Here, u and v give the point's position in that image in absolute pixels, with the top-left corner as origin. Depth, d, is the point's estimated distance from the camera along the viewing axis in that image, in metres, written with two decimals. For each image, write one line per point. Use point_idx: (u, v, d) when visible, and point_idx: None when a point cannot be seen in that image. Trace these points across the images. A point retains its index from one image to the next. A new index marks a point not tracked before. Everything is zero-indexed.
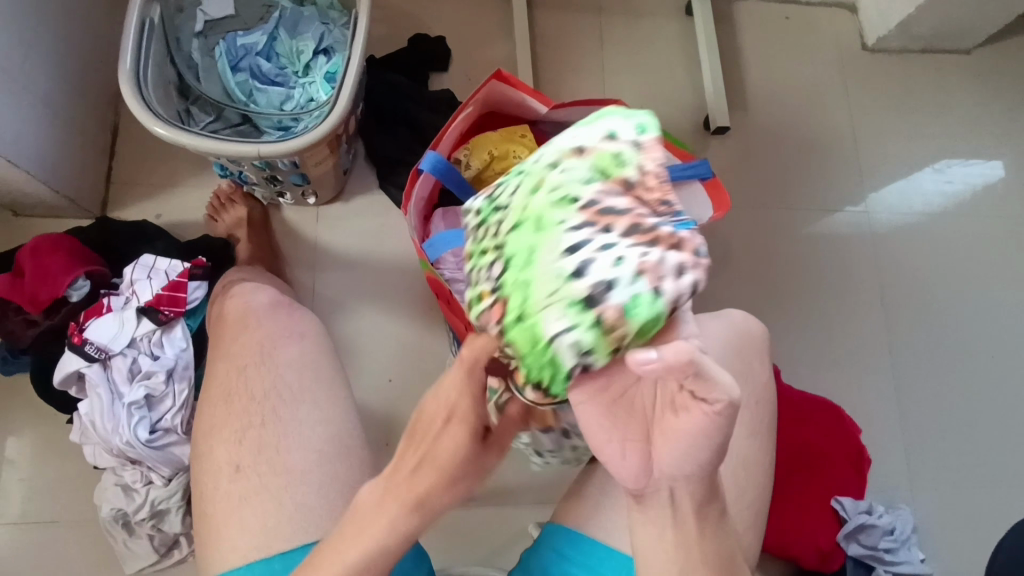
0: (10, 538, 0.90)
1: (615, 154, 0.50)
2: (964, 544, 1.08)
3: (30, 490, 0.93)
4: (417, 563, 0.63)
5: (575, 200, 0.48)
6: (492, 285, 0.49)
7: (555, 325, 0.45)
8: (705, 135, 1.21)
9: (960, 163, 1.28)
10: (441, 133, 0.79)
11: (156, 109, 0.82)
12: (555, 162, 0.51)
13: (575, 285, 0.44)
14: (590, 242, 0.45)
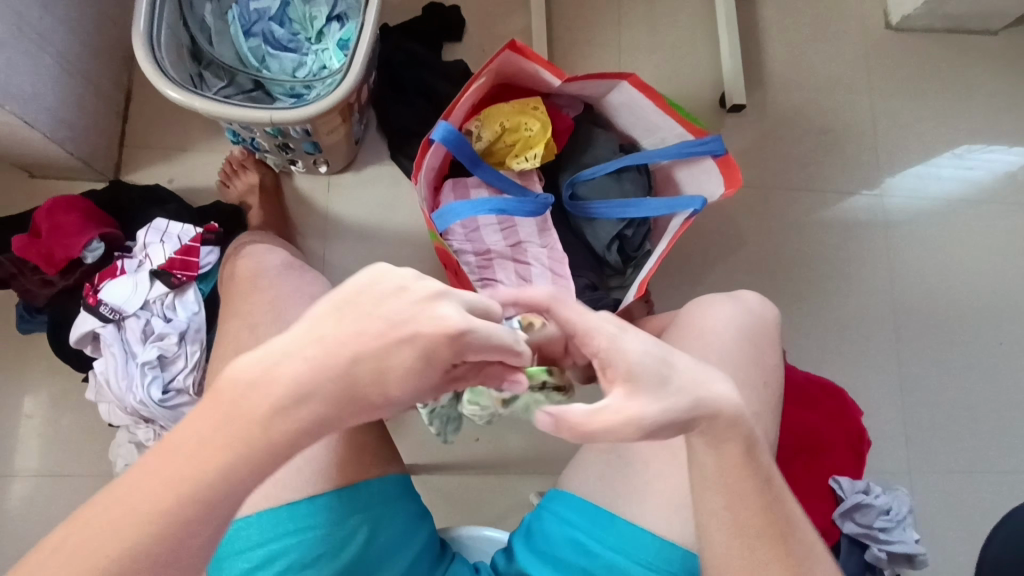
0: (26, 488, 0.94)
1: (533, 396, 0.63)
2: (959, 529, 1.10)
3: (45, 443, 0.96)
4: (417, 526, 0.65)
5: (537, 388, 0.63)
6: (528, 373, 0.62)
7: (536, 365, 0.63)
8: (720, 113, 1.20)
9: (981, 149, 1.26)
10: (453, 104, 0.78)
11: (169, 71, 0.82)
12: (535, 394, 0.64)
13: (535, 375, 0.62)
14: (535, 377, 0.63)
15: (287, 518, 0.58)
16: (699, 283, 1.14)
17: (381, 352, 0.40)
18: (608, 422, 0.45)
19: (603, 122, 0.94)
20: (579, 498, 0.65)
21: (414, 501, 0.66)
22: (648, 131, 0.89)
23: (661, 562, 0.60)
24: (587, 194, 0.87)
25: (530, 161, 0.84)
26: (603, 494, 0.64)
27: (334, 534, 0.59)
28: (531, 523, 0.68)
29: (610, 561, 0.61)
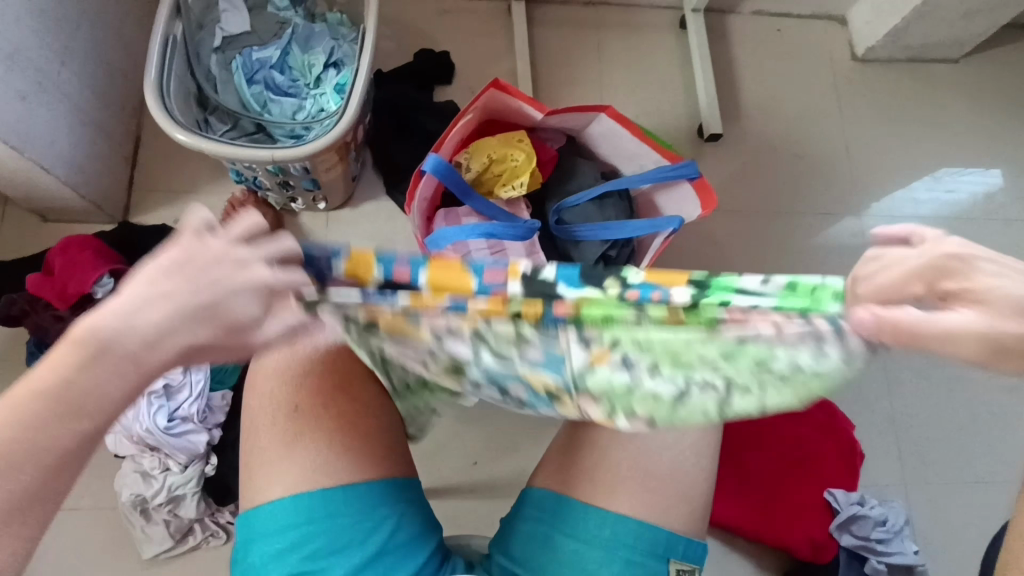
0: None
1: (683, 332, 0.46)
2: (959, 540, 1.10)
3: None
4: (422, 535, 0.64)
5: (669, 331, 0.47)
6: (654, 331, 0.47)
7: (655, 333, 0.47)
8: (700, 142, 1.26)
9: (959, 172, 1.32)
10: (442, 138, 0.83)
11: (177, 117, 0.88)
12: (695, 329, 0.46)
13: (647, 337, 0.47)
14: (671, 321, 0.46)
15: (316, 503, 0.59)
16: None
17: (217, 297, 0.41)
18: (888, 274, 0.42)
19: (586, 152, 0.99)
20: (543, 495, 0.64)
21: (420, 504, 0.65)
22: (628, 159, 0.94)
23: (637, 543, 0.60)
24: (574, 220, 0.92)
25: (517, 189, 0.89)
26: (560, 485, 0.64)
27: (364, 523, 0.60)
28: (501, 530, 0.67)
29: (583, 550, 0.60)
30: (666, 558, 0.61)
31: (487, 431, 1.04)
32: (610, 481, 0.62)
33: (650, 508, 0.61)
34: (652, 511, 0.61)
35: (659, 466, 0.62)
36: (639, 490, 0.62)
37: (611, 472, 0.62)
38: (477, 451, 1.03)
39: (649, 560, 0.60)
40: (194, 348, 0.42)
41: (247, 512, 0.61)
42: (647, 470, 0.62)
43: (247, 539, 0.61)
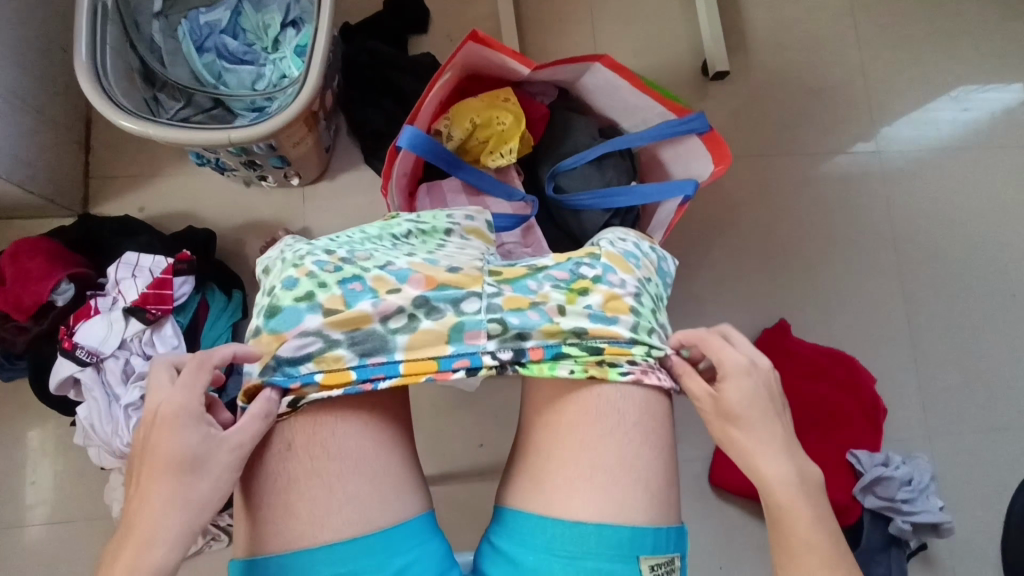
0: (45, 534, 0.96)
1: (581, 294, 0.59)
2: (983, 489, 1.07)
3: (55, 487, 0.97)
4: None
5: (575, 308, 0.58)
6: (567, 327, 0.57)
7: (567, 320, 0.57)
8: (704, 82, 1.15)
9: (978, 89, 1.20)
10: (417, 105, 0.74)
11: (121, 101, 0.78)
12: (591, 306, 0.58)
13: (560, 320, 0.57)
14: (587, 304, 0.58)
15: (323, 564, 0.50)
16: (697, 260, 1.10)
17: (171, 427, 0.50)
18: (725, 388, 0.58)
19: (580, 106, 0.89)
20: (510, 514, 0.57)
21: (443, 542, 0.57)
22: (628, 112, 0.84)
23: (601, 549, 0.53)
24: (570, 185, 0.83)
25: (506, 157, 0.80)
26: (519, 498, 0.57)
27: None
28: (477, 561, 0.58)
29: (547, 565, 0.53)
30: (636, 557, 0.53)
31: (492, 411, 0.99)
32: (560, 484, 0.55)
33: (608, 507, 0.54)
34: (613, 512, 0.54)
35: (603, 457, 0.55)
36: (590, 488, 0.54)
37: (555, 473, 0.55)
38: (482, 433, 0.99)
39: (619, 565, 0.53)
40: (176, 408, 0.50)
41: (243, 562, 0.51)
42: (591, 465, 0.55)
43: None
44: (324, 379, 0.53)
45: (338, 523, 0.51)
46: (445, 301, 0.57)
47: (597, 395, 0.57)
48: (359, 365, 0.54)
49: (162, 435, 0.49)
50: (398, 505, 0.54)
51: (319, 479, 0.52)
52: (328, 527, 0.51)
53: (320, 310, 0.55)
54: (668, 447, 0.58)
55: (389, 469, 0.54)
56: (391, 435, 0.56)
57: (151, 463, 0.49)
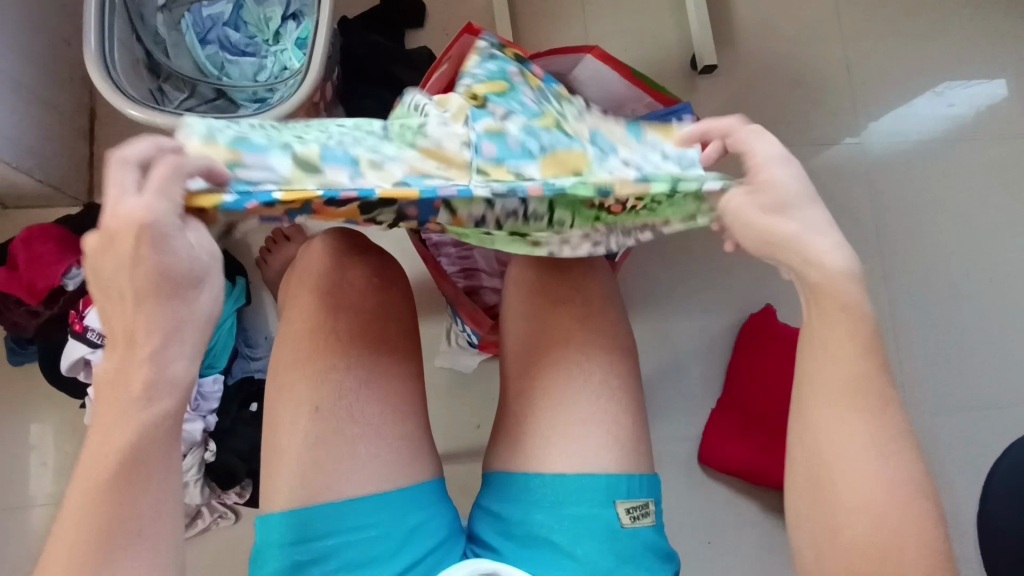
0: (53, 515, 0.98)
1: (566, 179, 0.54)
2: (960, 467, 1.11)
3: (64, 470, 1.00)
4: (447, 538, 0.58)
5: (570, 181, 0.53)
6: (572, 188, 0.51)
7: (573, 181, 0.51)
8: (693, 76, 1.18)
9: (960, 84, 1.24)
10: (414, 94, 0.79)
11: (128, 91, 0.81)
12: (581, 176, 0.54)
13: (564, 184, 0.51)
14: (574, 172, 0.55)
15: (343, 519, 0.53)
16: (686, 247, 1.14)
17: (145, 248, 0.45)
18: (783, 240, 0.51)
19: None
20: (495, 478, 0.60)
21: (451, 507, 0.60)
22: (619, 103, 0.88)
23: (577, 495, 0.56)
24: None
25: None
26: (500, 460, 0.60)
27: (394, 533, 0.54)
28: (472, 525, 0.61)
29: (532, 517, 0.56)
30: (613, 502, 0.56)
31: (489, 394, 1.03)
32: (537, 441, 0.58)
33: (581, 457, 0.57)
34: (587, 462, 0.57)
35: (574, 412, 0.58)
36: (565, 442, 0.57)
37: (529, 432, 0.59)
38: (479, 415, 1.02)
39: (599, 510, 0.56)
40: (140, 224, 0.44)
41: (281, 514, 0.53)
42: (564, 419, 0.58)
43: (263, 547, 0.54)
44: (285, 196, 0.46)
45: (355, 485, 0.54)
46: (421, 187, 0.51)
47: (563, 355, 0.60)
48: (328, 188, 0.47)
49: (140, 250, 0.45)
50: (407, 472, 0.57)
51: (336, 441, 0.55)
52: (346, 490, 0.54)
53: (291, 155, 0.49)
54: (636, 400, 0.61)
55: (401, 433, 0.58)
56: (403, 402, 0.59)
57: (137, 288, 0.46)
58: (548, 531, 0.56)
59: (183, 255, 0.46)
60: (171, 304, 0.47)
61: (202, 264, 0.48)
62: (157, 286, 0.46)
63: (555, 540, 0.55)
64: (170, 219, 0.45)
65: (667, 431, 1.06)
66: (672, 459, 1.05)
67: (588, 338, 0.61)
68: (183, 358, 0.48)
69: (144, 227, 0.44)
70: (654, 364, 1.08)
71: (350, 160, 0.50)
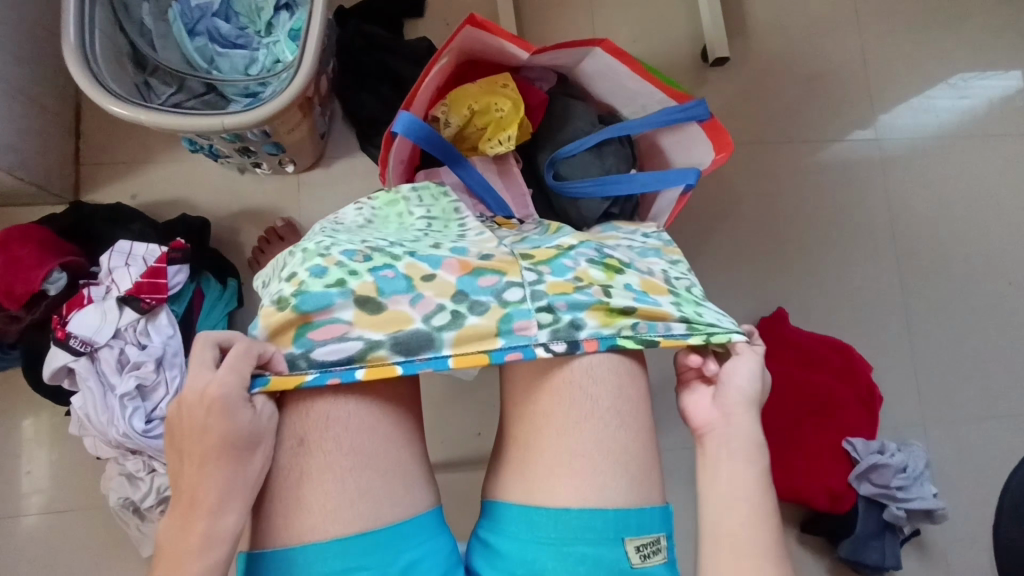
0: (39, 523, 0.95)
1: (613, 292, 0.60)
2: (976, 477, 1.08)
3: (50, 477, 0.97)
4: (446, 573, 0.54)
5: (618, 308, 0.59)
6: (621, 317, 0.58)
7: (625, 309, 0.59)
8: (704, 68, 1.14)
9: (977, 76, 1.19)
10: (413, 91, 0.73)
11: (111, 86, 0.76)
12: (625, 284, 0.61)
13: (615, 317, 0.58)
14: (623, 281, 0.62)
15: (330, 558, 0.50)
16: (694, 247, 1.10)
17: (216, 418, 0.49)
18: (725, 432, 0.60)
19: (579, 92, 0.88)
20: (494, 508, 0.56)
21: (449, 538, 0.56)
22: (629, 98, 0.83)
23: (583, 531, 0.52)
24: (570, 173, 0.82)
25: (504, 144, 0.79)
26: (500, 488, 0.56)
27: (384, 573, 0.51)
28: (469, 554, 0.58)
29: (533, 555, 0.52)
30: (621, 538, 0.53)
31: (490, 401, 0.99)
32: (541, 472, 0.54)
33: (587, 490, 0.53)
34: (593, 496, 0.53)
35: (579, 442, 0.55)
36: (570, 474, 0.54)
37: (533, 462, 0.55)
38: (480, 422, 0.99)
39: (605, 548, 0.52)
40: (213, 398, 0.49)
41: (264, 552, 0.50)
42: (569, 450, 0.54)
43: None
44: (367, 372, 0.53)
45: (346, 518, 0.51)
46: (483, 293, 0.58)
47: (567, 386, 0.56)
48: (405, 360, 0.54)
49: (210, 420, 0.49)
50: (403, 502, 0.53)
51: (329, 473, 0.51)
52: (334, 525, 0.51)
53: (352, 296, 0.55)
54: (648, 427, 0.57)
55: (397, 463, 0.54)
56: (399, 430, 0.55)
57: (202, 455, 0.49)
58: (549, 570, 0.52)
59: (250, 423, 0.50)
60: (232, 467, 0.49)
61: (261, 426, 0.51)
62: (222, 447, 0.48)
63: None
64: (245, 390, 0.50)
65: (673, 439, 1.03)
66: (679, 467, 1.02)
67: (594, 361, 0.57)
68: (233, 514, 0.48)
69: (219, 400, 0.49)
70: (662, 369, 1.03)
71: (406, 285, 0.56)
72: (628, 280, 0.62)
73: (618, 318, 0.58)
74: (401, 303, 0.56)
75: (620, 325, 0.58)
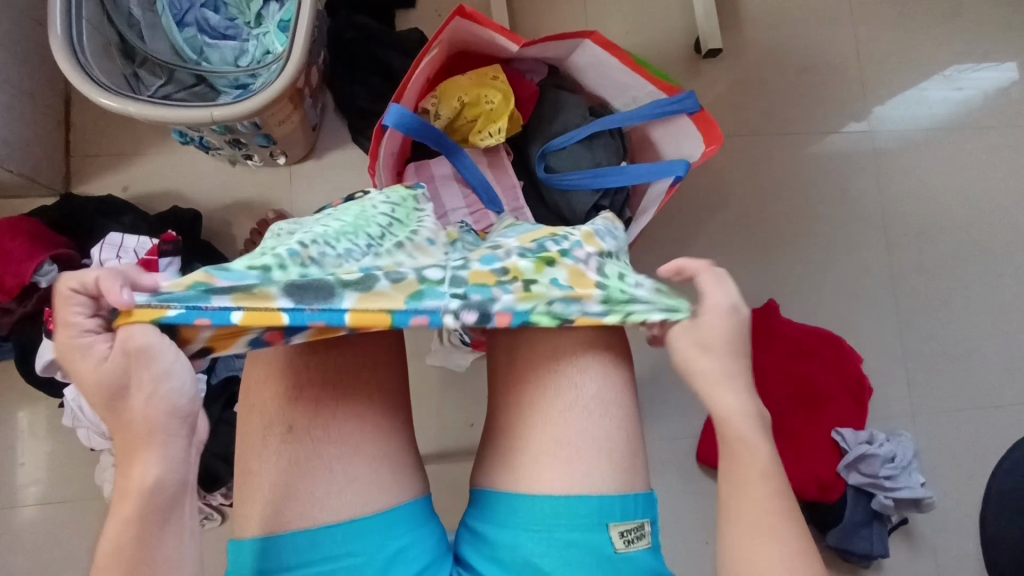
0: (33, 514, 0.96)
1: (538, 275, 0.55)
2: (965, 467, 1.09)
3: (44, 469, 0.97)
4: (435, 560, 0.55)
5: (540, 289, 0.54)
6: (542, 298, 0.53)
7: (549, 292, 0.54)
8: (696, 60, 1.13)
9: (970, 68, 1.19)
10: (404, 84, 0.73)
11: (99, 77, 0.76)
12: (556, 265, 0.56)
13: (532, 297, 0.53)
14: (555, 261, 0.56)
15: (320, 546, 0.50)
16: (686, 239, 1.10)
17: (80, 377, 0.45)
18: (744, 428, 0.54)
19: (570, 84, 0.88)
20: (482, 496, 0.57)
21: (438, 526, 0.57)
22: (620, 90, 0.83)
23: (569, 518, 0.53)
24: (560, 165, 0.82)
25: (495, 136, 0.79)
26: (488, 477, 0.57)
27: (373, 561, 0.51)
28: (458, 543, 0.58)
29: (519, 541, 0.53)
30: (607, 525, 0.54)
31: (482, 392, 1.00)
32: (528, 460, 0.55)
33: (574, 478, 0.54)
34: (579, 484, 0.54)
35: (566, 429, 0.55)
36: (556, 462, 0.54)
37: (520, 450, 0.56)
38: (473, 413, 0.99)
39: (591, 534, 0.53)
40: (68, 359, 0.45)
41: (254, 540, 0.51)
42: (555, 438, 0.55)
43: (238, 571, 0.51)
44: (246, 316, 0.45)
45: (335, 506, 0.51)
46: (404, 268, 0.53)
47: (554, 375, 0.57)
48: (294, 306, 0.46)
49: (133, 391, 0.45)
50: (392, 491, 0.54)
51: (318, 463, 0.52)
52: (323, 513, 0.51)
53: (272, 283, 0.47)
54: (634, 415, 0.58)
55: (386, 451, 0.54)
56: (388, 420, 0.56)
57: (106, 414, 0.46)
58: (535, 556, 0.53)
59: (96, 372, 0.45)
60: (118, 420, 0.46)
61: (189, 400, 0.47)
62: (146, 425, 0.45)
63: (544, 566, 0.52)
64: (82, 335, 0.45)
65: (664, 430, 1.03)
66: (670, 458, 1.03)
67: (580, 350, 0.57)
68: (151, 463, 0.45)
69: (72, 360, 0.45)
70: (653, 361, 1.04)
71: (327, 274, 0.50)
72: (561, 263, 0.56)
73: (535, 298, 0.53)
74: (301, 274, 0.50)
75: (537, 302, 0.53)
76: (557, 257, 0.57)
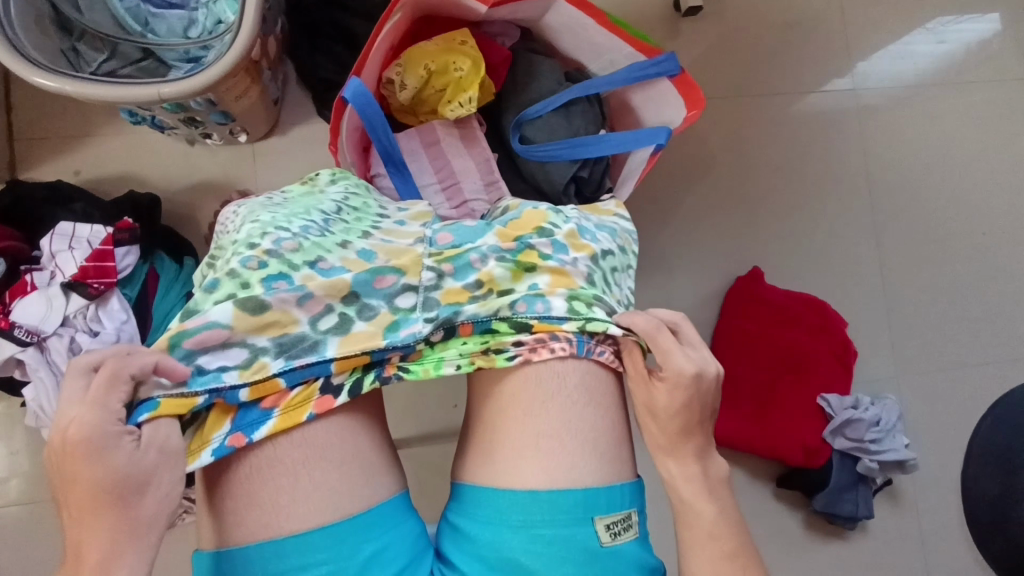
0: (2, 516, 0.93)
1: (506, 287, 0.56)
2: (948, 425, 1.10)
3: (12, 469, 0.93)
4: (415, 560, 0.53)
5: (512, 307, 0.55)
6: (517, 318, 0.55)
7: (518, 306, 0.55)
8: (675, 18, 1.09)
9: (954, 19, 1.16)
10: (364, 55, 0.68)
11: (32, 54, 0.70)
12: (532, 270, 0.57)
13: (504, 314, 0.55)
14: (530, 271, 0.57)
15: (292, 555, 0.48)
16: (669, 207, 1.07)
17: (78, 462, 0.42)
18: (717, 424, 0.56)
19: (544, 47, 0.83)
20: (462, 492, 0.55)
21: (418, 524, 0.55)
22: (596, 53, 0.79)
23: (552, 513, 0.51)
24: (537, 136, 0.78)
25: (465, 106, 0.75)
26: (467, 472, 0.55)
27: (348, 566, 0.49)
28: (439, 540, 0.57)
29: (501, 538, 0.51)
30: (591, 518, 0.52)
31: None
32: (508, 455, 0.53)
33: (555, 471, 0.52)
34: (561, 476, 0.52)
35: (546, 422, 0.53)
36: (537, 456, 0.53)
37: (499, 444, 0.54)
38: (456, 394, 0.97)
39: (574, 528, 0.51)
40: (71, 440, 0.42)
41: (223, 552, 0.49)
42: (534, 431, 0.53)
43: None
44: (252, 392, 0.50)
45: (306, 513, 0.49)
46: (377, 296, 0.54)
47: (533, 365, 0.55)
48: (286, 369, 0.51)
49: (78, 466, 0.42)
50: (366, 492, 0.52)
51: (285, 467, 0.50)
52: (294, 520, 0.49)
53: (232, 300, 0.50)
54: (616, 402, 0.56)
55: (357, 452, 0.52)
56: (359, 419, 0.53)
57: (81, 503, 0.42)
58: (517, 552, 0.51)
59: (120, 460, 0.43)
60: (114, 513, 0.43)
61: (148, 468, 0.45)
62: (95, 495, 0.42)
63: (527, 562, 0.51)
64: (113, 424, 0.43)
65: None
66: None
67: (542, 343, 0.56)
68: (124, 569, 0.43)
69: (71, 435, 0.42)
70: None
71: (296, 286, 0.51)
72: (537, 276, 0.57)
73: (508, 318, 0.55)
74: (287, 302, 0.51)
75: (507, 318, 0.55)
76: (534, 262, 0.57)
